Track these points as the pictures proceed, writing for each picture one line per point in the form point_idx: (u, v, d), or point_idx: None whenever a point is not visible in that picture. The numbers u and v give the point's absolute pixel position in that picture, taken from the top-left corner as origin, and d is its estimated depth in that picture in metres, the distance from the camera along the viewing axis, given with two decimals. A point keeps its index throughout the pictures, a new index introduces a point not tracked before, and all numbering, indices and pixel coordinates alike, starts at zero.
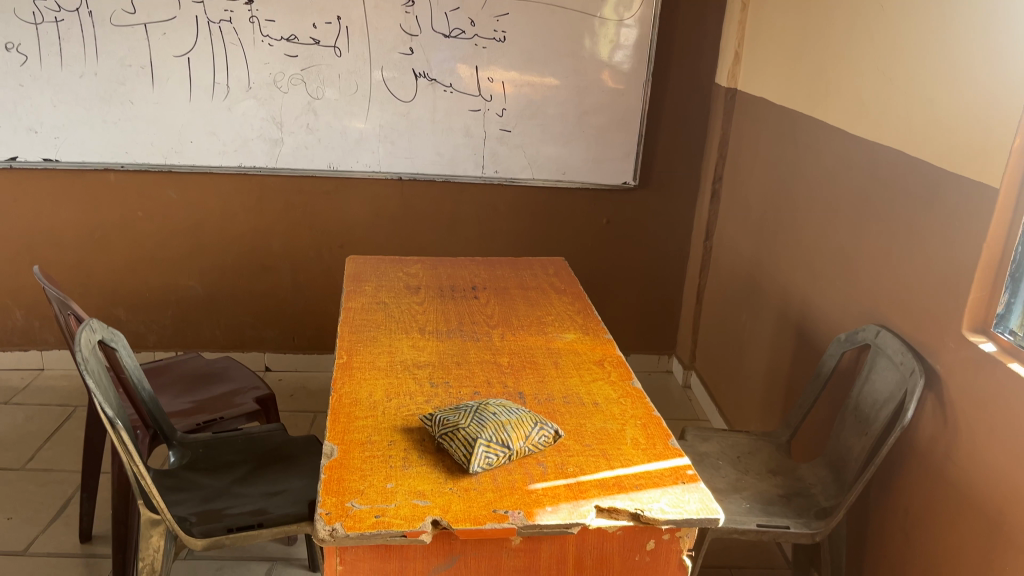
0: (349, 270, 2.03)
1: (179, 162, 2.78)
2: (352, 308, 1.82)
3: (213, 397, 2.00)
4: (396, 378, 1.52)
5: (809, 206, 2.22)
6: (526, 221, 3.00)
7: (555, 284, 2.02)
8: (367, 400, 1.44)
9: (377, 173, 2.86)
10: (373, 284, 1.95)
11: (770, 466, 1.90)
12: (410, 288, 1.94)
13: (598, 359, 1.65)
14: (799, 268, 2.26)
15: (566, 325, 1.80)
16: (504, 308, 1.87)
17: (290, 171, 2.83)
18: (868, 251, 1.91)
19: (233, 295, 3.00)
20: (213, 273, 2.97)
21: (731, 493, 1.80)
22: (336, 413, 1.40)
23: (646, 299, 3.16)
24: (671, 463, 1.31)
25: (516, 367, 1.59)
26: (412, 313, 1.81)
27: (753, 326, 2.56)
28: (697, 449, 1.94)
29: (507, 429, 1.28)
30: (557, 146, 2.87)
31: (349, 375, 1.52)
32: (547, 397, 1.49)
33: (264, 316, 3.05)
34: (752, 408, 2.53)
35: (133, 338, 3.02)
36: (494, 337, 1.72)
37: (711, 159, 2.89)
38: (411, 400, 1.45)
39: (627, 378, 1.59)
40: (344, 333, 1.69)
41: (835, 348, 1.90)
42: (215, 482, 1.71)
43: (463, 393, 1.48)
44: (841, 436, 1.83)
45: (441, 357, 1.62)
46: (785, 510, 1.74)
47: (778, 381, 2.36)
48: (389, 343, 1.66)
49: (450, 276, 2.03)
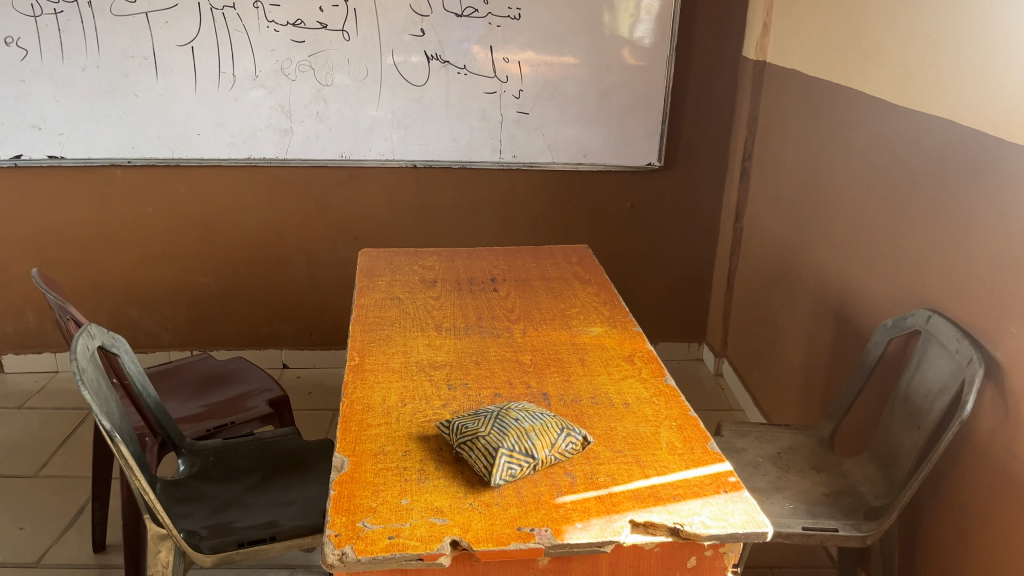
0: (361, 265, 1.93)
1: (187, 156, 2.69)
2: (364, 305, 1.72)
3: (225, 400, 1.91)
4: (411, 381, 1.42)
5: (846, 184, 2.09)
6: (548, 207, 2.88)
7: (578, 274, 1.91)
8: (380, 406, 1.34)
9: (391, 161, 2.76)
10: (387, 278, 1.85)
11: (813, 463, 1.78)
12: (425, 281, 1.84)
13: (627, 354, 1.54)
14: (837, 250, 2.13)
15: (591, 318, 1.69)
16: (525, 302, 1.76)
17: (301, 162, 2.73)
18: (913, 229, 1.78)
19: (248, 292, 2.92)
20: (227, 271, 2.89)
21: (772, 493, 1.68)
22: (347, 422, 1.30)
23: (673, 285, 3.04)
24: (710, 469, 1.20)
25: (540, 366, 1.48)
26: (428, 309, 1.71)
27: (788, 312, 2.43)
28: (733, 446, 1.83)
29: (531, 436, 1.18)
30: (578, 127, 2.75)
31: (361, 379, 1.42)
32: (574, 398, 1.38)
33: (280, 312, 2.96)
34: (789, 398, 2.41)
35: (148, 338, 2.95)
36: (515, 332, 1.61)
37: (740, 136, 2.75)
38: (427, 404, 1.35)
39: (660, 374, 1.47)
40: (356, 333, 1.59)
41: (880, 335, 1.78)
42: (227, 492, 1.63)
43: (483, 397, 1.37)
44: (889, 430, 1.71)
45: (459, 357, 1.51)
46: (832, 511, 1.62)
47: (816, 371, 2.24)
48: (404, 343, 1.56)
49: (468, 268, 1.93)
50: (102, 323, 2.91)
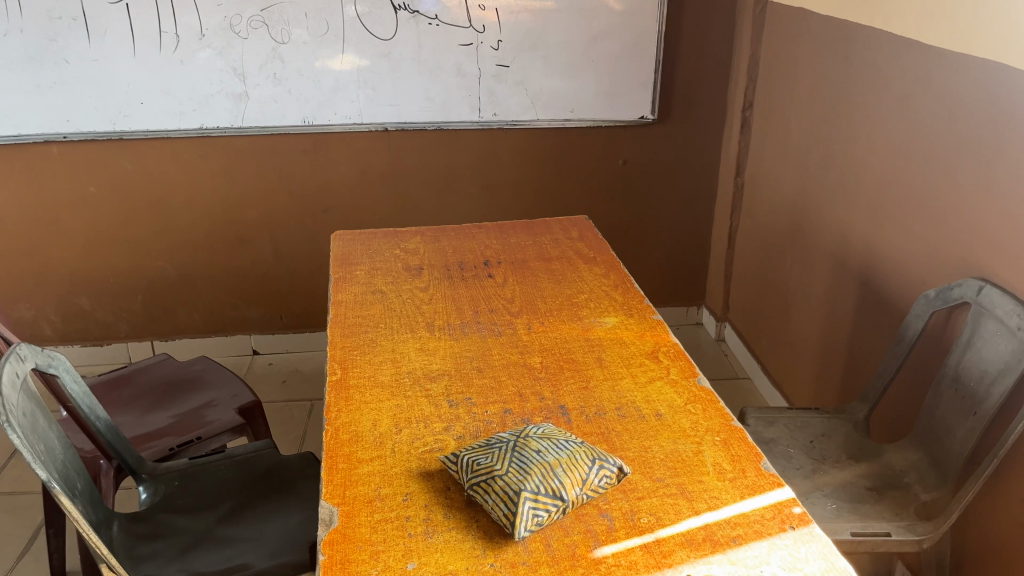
0: (334, 252, 1.69)
1: (131, 128, 2.41)
2: (342, 302, 1.49)
3: (189, 411, 1.69)
4: (404, 398, 1.21)
5: (865, 136, 1.88)
6: (533, 169, 2.66)
7: (581, 252, 1.70)
8: (371, 434, 1.13)
9: (359, 125, 2.50)
10: (366, 267, 1.62)
11: (851, 451, 1.61)
12: (410, 269, 1.62)
13: (650, 351, 1.34)
14: (856, 209, 1.94)
15: (603, 305, 1.48)
16: (526, 289, 1.54)
17: (259, 129, 2.47)
18: (950, 187, 1.58)
19: (209, 274, 2.67)
20: (185, 253, 2.63)
21: (810, 490, 1.51)
22: (333, 458, 1.09)
23: (670, 247, 2.84)
24: (769, 498, 1.01)
25: (552, 370, 1.28)
26: (416, 304, 1.49)
27: (801, 275, 2.25)
28: (761, 436, 1.65)
29: (557, 473, 0.98)
30: (563, 80, 2.51)
31: (345, 398, 1.21)
32: (597, 412, 1.18)
33: (247, 295, 2.72)
34: (805, 368, 2.25)
35: (102, 329, 2.70)
36: (518, 329, 1.40)
37: (740, 84, 2.53)
38: (426, 429, 1.14)
39: (691, 374, 1.28)
40: (335, 338, 1.37)
41: (921, 308, 1.59)
42: (196, 526, 1.42)
43: (491, 416, 1.17)
44: (937, 414, 1.54)
45: (458, 363, 1.30)
46: (880, 510, 1.46)
47: (836, 341, 2.06)
48: (392, 349, 1.34)
49: (457, 250, 1.70)
50: (50, 315, 2.65)
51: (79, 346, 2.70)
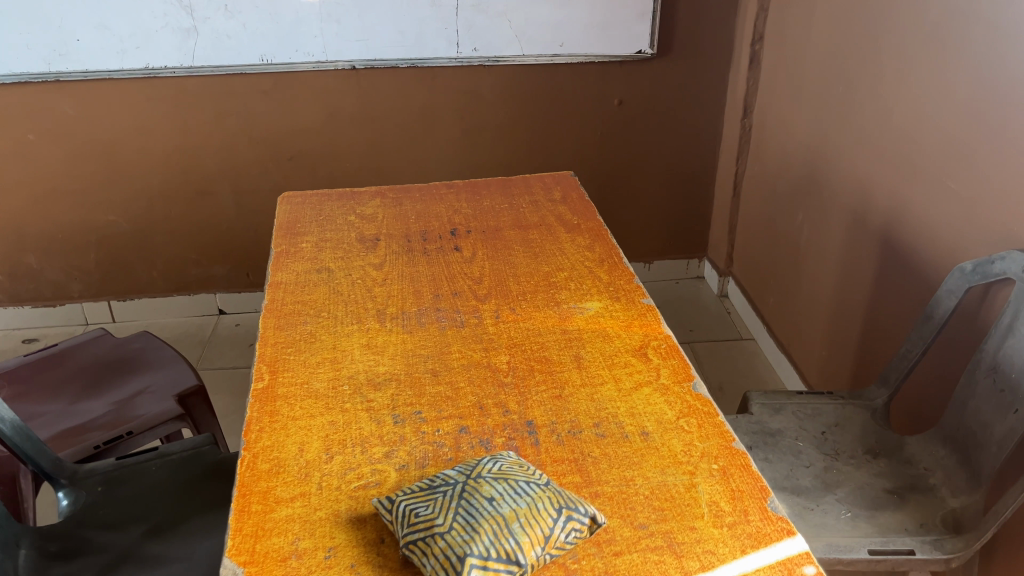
0: (279, 219, 1.48)
1: (68, 68, 2.16)
2: (281, 284, 1.28)
3: (123, 400, 1.49)
4: (340, 414, 1.01)
5: (893, 77, 1.63)
6: (519, 110, 2.41)
7: (563, 217, 1.48)
8: (295, 463, 0.94)
9: (324, 64, 2.24)
10: (314, 238, 1.41)
11: (867, 445, 1.43)
12: (364, 240, 1.40)
13: (637, 346, 1.13)
14: (880, 161, 1.70)
15: (585, 286, 1.27)
16: (496, 265, 1.33)
17: (212, 69, 2.21)
18: (993, 141, 1.34)
19: (167, 229, 2.45)
20: (139, 206, 2.41)
21: (821, 494, 1.33)
22: (246, 496, 0.89)
23: (670, 195, 2.62)
24: (777, 554, 0.82)
25: (521, 373, 1.08)
26: (366, 285, 1.27)
27: (814, 231, 2.02)
28: (766, 427, 1.47)
29: (514, 531, 0.78)
30: (552, 10, 2.23)
31: (270, 414, 1.01)
32: (570, 431, 0.98)
33: (210, 251, 2.51)
34: (816, 334, 2.04)
35: (54, 289, 2.50)
36: (484, 318, 1.19)
37: (750, 12, 2.25)
38: (363, 456, 0.94)
39: (685, 378, 1.07)
40: (267, 332, 1.16)
41: (955, 282, 1.37)
42: (119, 541, 1.24)
43: (443, 437, 0.97)
44: (970, 406, 1.34)
45: (408, 364, 1.10)
46: (902, 520, 1.27)
47: (854, 307, 1.85)
48: (333, 345, 1.13)
49: (422, 216, 1.48)
50: None
51: (30, 307, 2.51)
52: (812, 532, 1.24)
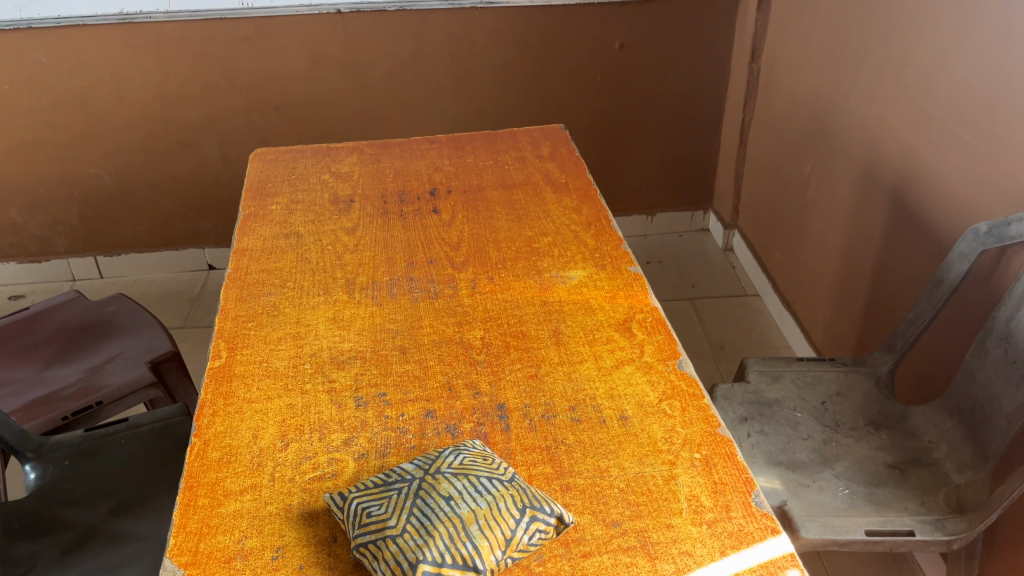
0: (249, 178, 1.41)
1: (40, 14, 2.06)
2: (247, 250, 1.21)
3: (95, 367, 1.44)
4: (300, 396, 0.94)
5: (908, 20, 1.52)
6: (514, 56, 2.29)
7: (551, 175, 1.39)
8: (248, 451, 0.87)
9: (307, 8, 2.14)
10: (284, 200, 1.33)
11: (869, 416, 1.36)
12: (338, 202, 1.32)
13: (621, 320, 1.06)
14: (894, 111, 1.59)
15: (569, 253, 1.19)
16: (476, 229, 1.25)
17: (191, 15, 2.12)
18: (1015, 91, 1.24)
19: (151, 183, 2.38)
20: (120, 159, 2.33)
21: (818, 469, 1.26)
22: (194, 489, 0.83)
23: (673, 144, 2.51)
24: (758, 556, 0.75)
25: (495, 350, 1.01)
26: (337, 252, 1.20)
27: (822, 184, 1.93)
28: (763, 396, 1.40)
29: (472, 535, 0.72)
30: None
31: (225, 396, 0.95)
32: (544, 415, 0.92)
33: (196, 205, 2.44)
34: (822, 292, 1.96)
35: (39, 244, 2.45)
36: (459, 288, 1.12)
37: None
38: (321, 444, 0.88)
39: (670, 356, 1.00)
40: (228, 304, 1.09)
41: (968, 245, 1.28)
42: (85, 518, 1.19)
43: (407, 423, 0.91)
44: (980, 377, 1.26)
45: (376, 341, 1.03)
46: (904, 498, 1.21)
47: (861, 266, 1.77)
48: (297, 320, 1.07)
49: (400, 175, 1.41)
50: None
51: (16, 263, 2.46)
52: (808, 510, 1.18)
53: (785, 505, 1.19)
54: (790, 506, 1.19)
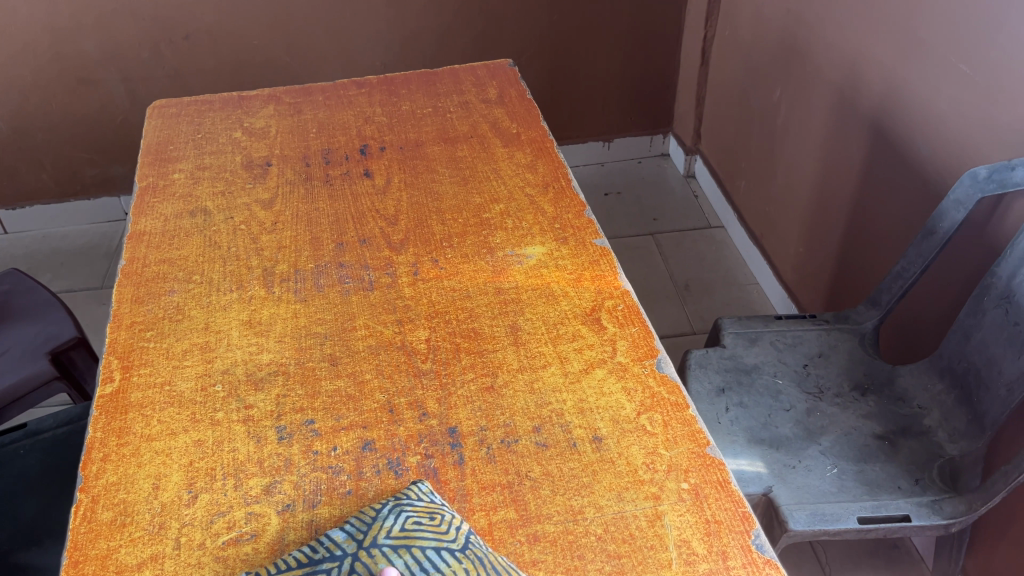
0: (147, 140, 1.22)
1: None
2: (145, 233, 1.03)
3: None
4: (210, 430, 0.78)
5: None
6: None
7: (499, 125, 1.23)
8: (146, 509, 0.72)
9: None
10: (188, 167, 1.15)
11: (854, 379, 1.25)
12: (252, 167, 1.15)
13: (588, 309, 0.91)
14: (876, 31, 1.43)
15: (524, 225, 1.03)
16: (415, 196, 1.09)
17: None
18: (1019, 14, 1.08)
19: (50, 125, 2.13)
20: (11, 100, 2.07)
21: (803, 446, 1.16)
22: (79, 566, 0.67)
23: (629, 63, 2.32)
24: None
25: (443, 354, 0.86)
26: (252, 232, 1.03)
27: (793, 110, 1.77)
28: (741, 362, 1.28)
29: None
30: None
31: (119, 434, 0.78)
32: (503, 441, 0.77)
33: (105, 148, 2.20)
34: (792, 227, 1.84)
35: None
36: (399, 275, 0.96)
37: None
38: (235, 494, 0.72)
39: (648, 354, 0.86)
40: (123, 307, 0.92)
41: (964, 191, 1.13)
42: None
43: (341, 459, 0.75)
44: (975, 337, 1.14)
45: (300, 350, 0.87)
46: (896, 474, 1.11)
47: (835, 202, 1.64)
48: (206, 325, 0.90)
49: (324, 129, 1.23)
50: None
51: None
52: (795, 497, 1.07)
53: (769, 492, 1.09)
54: (775, 493, 1.08)
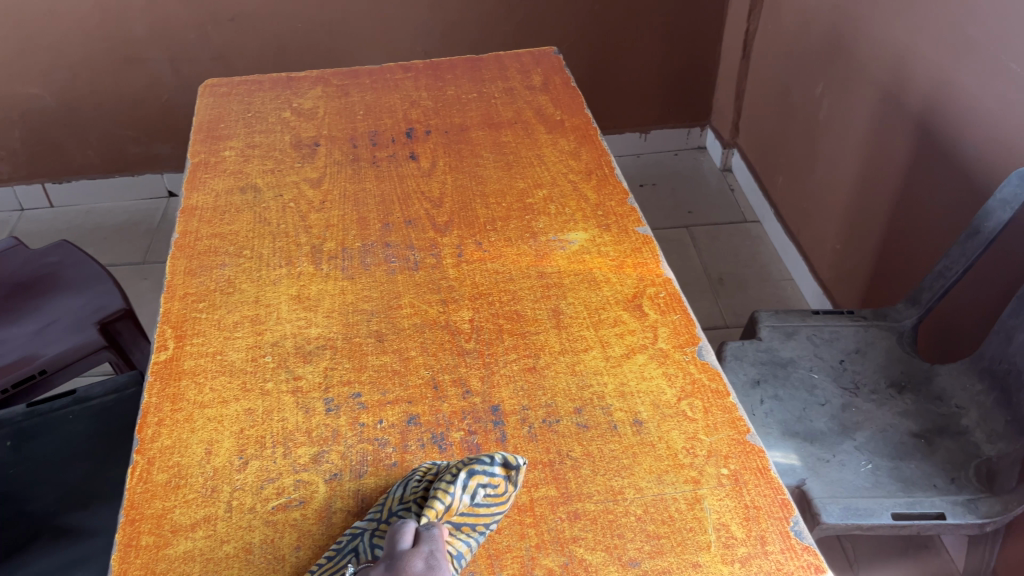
0: (199, 117, 1.24)
1: None
2: (197, 207, 1.05)
3: (39, 331, 1.29)
4: (260, 399, 0.81)
5: None
6: None
7: (544, 112, 1.24)
8: (199, 472, 0.74)
9: None
10: (239, 145, 1.18)
11: (891, 376, 1.25)
12: (301, 146, 1.17)
13: (630, 296, 0.92)
14: (925, 29, 1.41)
15: (568, 210, 1.04)
16: (460, 180, 1.10)
17: None
18: None
19: (97, 102, 2.17)
20: (60, 77, 2.11)
21: (837, 441, 1.16)
22: (136, 524, 0.70)
23: (669, 55, 2.32)
24: None
25: (487, 335, 0.87)
26: (301, 209, 1.05)
27: (835, 106, 1.76)
28: (776, 355, 1.29)
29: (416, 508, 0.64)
30: None
31: (173, 400, 0.81)
32: (545, 420, 0.79)
33: (150, 127, 2.24)
34: (830, 224, 1.83)
35: None
36: (444, 257, 0.97)
37: None
38: (284, 462, 0.74)
39: (688, 341, 0.87)
40: (176, 278, 0.95)
41: (1011, 190, 1.12)
42: (29, 509, 1.07)
43: (386, 432, 0.77)
44: (1016, 339, 1.12)
45: (347, 325, 0.89)
46: (931, 473, 1.10)
47: (876, 200, 1.63)
48: (256, 298, 0.92)
49: (371, 111, 1.25)
50: None
51: None
52: (828, 491, 1.08)
53: (803, 484, 1.09)
54: (809, 486, 1.09)
